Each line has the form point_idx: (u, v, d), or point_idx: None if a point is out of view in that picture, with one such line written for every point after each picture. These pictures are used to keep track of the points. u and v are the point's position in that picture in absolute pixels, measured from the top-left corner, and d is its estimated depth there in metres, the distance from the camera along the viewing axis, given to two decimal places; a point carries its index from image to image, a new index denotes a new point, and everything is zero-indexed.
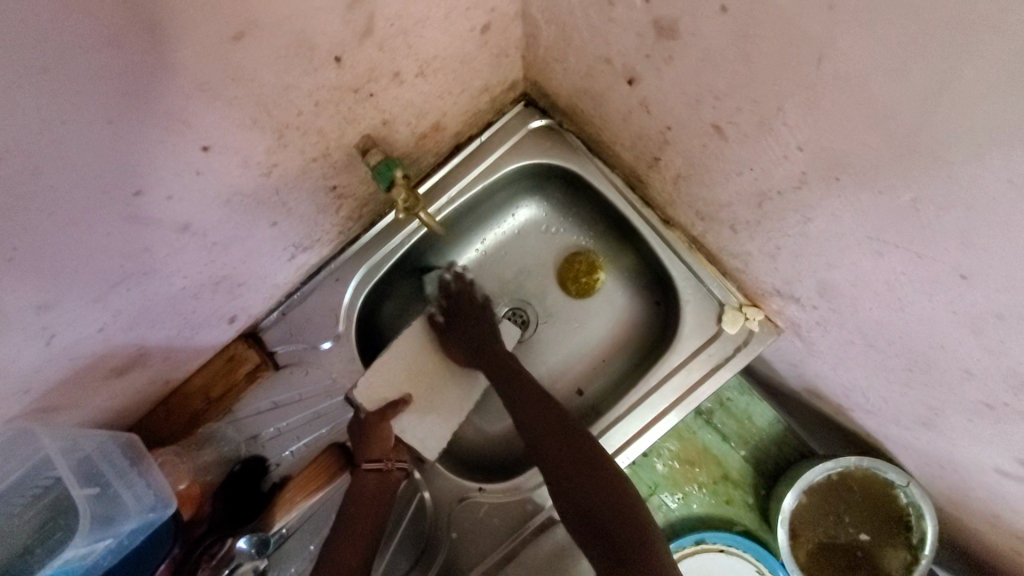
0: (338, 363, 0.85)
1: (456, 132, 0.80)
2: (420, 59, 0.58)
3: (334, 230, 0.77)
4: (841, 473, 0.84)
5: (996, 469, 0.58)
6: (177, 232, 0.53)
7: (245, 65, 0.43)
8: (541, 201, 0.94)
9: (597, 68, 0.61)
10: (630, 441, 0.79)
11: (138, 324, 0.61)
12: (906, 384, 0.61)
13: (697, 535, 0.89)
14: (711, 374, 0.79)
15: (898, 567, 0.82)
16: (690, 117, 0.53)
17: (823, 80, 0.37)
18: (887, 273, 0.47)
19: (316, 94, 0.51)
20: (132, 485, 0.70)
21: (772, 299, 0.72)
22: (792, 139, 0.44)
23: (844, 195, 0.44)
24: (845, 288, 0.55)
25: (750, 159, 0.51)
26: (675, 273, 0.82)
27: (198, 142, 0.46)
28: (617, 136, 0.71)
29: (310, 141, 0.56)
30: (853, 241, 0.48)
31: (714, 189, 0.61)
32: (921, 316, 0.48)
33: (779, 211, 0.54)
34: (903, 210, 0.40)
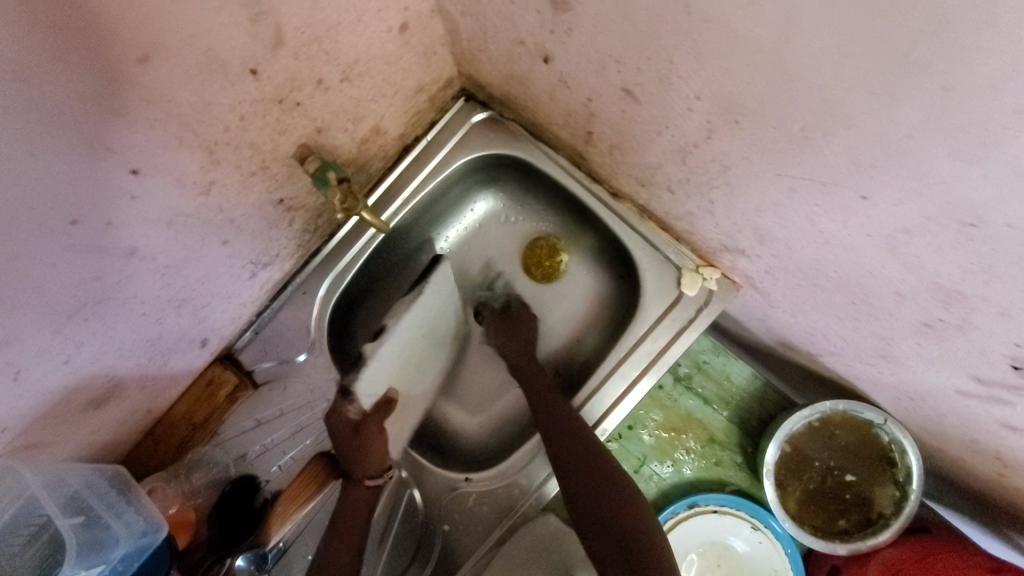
0: (315, 374, 0.87)
1: (399, 133, 0.82)
2: (342, 64, 0.60)
3: (292, 243, 0.79)
4: (820, 419, 0.85)
5: (956, 391, 0.59)
6: (126, 258, 0.54)
7: (158, 86, 0.44)
8: (496, 192, 0.96)
9: (515, 51, 0.63)
10: (607, 413, 0.81)
11: (105, 355, 0.62)
12: (855, 318, 0.62)
13: (689, 499, 0.90)
14: (677, 337, 0.80)
15: (888, 505, 0.83)
16: (603, 83, 0.55)
17: (696, 26, 0.39)
18: (804, 207, 0.49)
19: (240, 108, 0.53)
20: (121, 514, 0.71)
21: (723, 255, 0.74)
22: (689, 90, 0.46)
23: (748, 137, 0.46)
24: (776, 231, 0.57)
25: (662, 117, 0.52)
26: (631, 244, 0.84)
27: (127, 165, 0.47)
28: (552, 117, 0.73)
29: (245, 155, 0.58)
30: (769, 181, 0.49)
31: (643, 153, 0.63)
32: (845, 246, 0.50)
33: (702, 164, 0.55)
34: (798, 141, 0.41)
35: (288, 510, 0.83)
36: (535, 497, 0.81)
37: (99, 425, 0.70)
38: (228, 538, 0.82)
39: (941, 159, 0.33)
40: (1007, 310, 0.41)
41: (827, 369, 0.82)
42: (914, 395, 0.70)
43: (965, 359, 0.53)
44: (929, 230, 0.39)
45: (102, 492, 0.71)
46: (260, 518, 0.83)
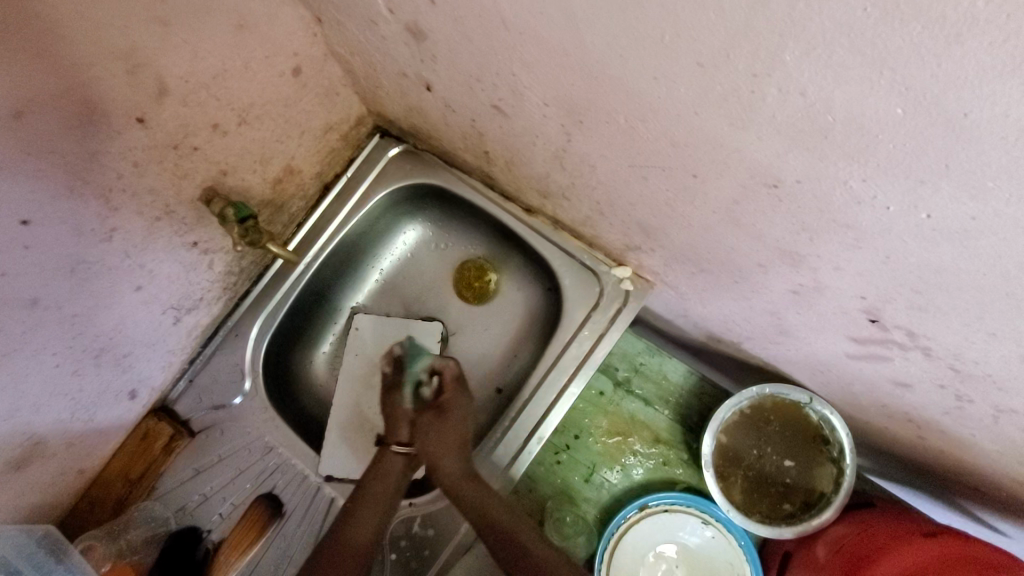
0: (253, 416, 0.87)
1: (317, 173, 0.86)
2: (237, 108, 0.64)
3: (217, 286, 0.81)
4: (751, 405, 0.88)
5: (846, 354, 0.62)
6: (26, 309, 0.55)
7: (38, 139, 0.47)
8: (423, 222, 0.99)
9: (403, 83, 0.68)
10: (540, 421, 0.83)
11: (20, 411, 0.62)
12: (744, 297, 0.66)
13: (640, 501, 0.91)
14: (600, 340, 0.84)
15: (827, 482, 0.85)
16: (475, 102, 0.59)
17: (516, 39, 0.43)
18: (660, 193, 0.53)
19: (131, 155, 0.56)
20: (48, 574, 0.70)
21: (630, 255, 0.78)
22: (537, 98, 0.50)
23: (594, 135, 0.50)
24: (654, 222, 0.61)
25: (529, 127, 0.57)
26: (550, 255, 0.88)
27: (16, 216, 0.49)
28: (454, 142, 0.78)
29: (145, 200, 0.61)
30: (627, 174, 0.53)
31: (531, 164, 0.67)
32: (705, 227, 0.53)
33: (575, 166, 0.59)
34: (626, 130, 0.45)
35: (232, 558, 0.81)
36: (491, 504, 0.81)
37: (25, 487, 0.70)
38: None
39: (726, 127, 0.37)
40: (837, 263, 0.45)
41: (748, 355, 0.85)
42: (820, 367, 0.73)
43: (834, 319, 0.56)
44: (751, 198, 0.43)
45: (31, 554, 0.70)
46: (202, 570, 0.81)
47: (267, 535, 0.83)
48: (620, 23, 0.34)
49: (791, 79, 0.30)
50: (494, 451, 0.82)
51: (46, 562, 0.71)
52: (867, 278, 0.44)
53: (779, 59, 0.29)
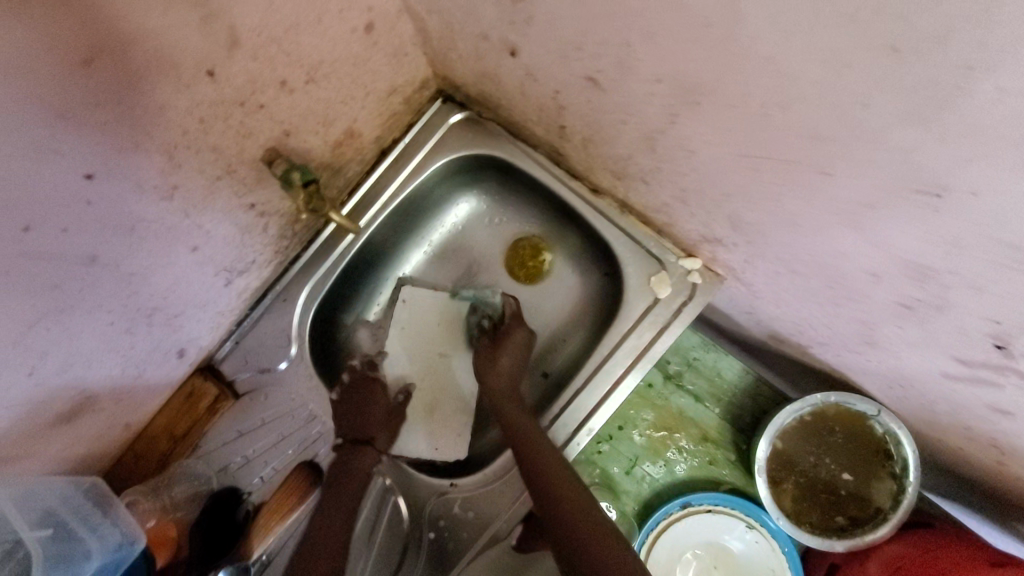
0: (297, 382, 0.85)
1: (376, 138, 0.82)
2: (306, 66, 0.59)
3: (269, 249, 0.78)
4: (813, 412, 0.84)
5: (942, 374, 0.57)
6: (84, 265, 0.53)
7: (106, 88, 0.44)
8: (478, 194, 0.95)
9: (481, 47, 0.62)
10: (591, 413, 0.80)
11: (72, 366, 0.61)
12: (835, 304, 0.61)
13: (682, 499, 0.89)
14: (661, 333, 0.80)
15: (885, 498, 0.81)
16: (567, 73, 0.54)
17: (644, 6, 0.38)
18: (774, 189, 0.47)
19: (198, 109, 0.52)
20: (95, 527, 0.68)
21: (704, 247, 0.73)
22: (648, 73, 0.45)
23: (708, 119, 0.45)
24: (750, 218, 0.55)
25: (626, 105, 0.52)
26: (613, 240, 0.83)
27: (79, 169, 0.46)
28: (525, 114, 0.73)
29: (207, 159, 0.57)
30: (735, 164, 0.48)
31: (614, 145, 0.62)
32: (815, 228, 0.48)
33: (669, 151, 0.54)
34: (756, 116, 0.40)
35: (270, 523, 0.81)
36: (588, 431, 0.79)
37: (74, 439, 0.70)
38: (205, 553, 0.80)
39: (897, 127, 0.32)
40: (978, 285, 0.40)
41: (817, 361, 0.81)
42: (902, 383, 0.68)
43: (950, 339, 0.51)
44: (892, 204, 0.38)
45: (76, 505, 0.69)
46: (240, 532, 0.81)
47: (307, 503, 0.82)
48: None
49: (1017, 76, 0.25)
50: None
51: (93, 514, 0.70)
52: (1014, 304, 0.39)
53: (1010, 52, 0.24)
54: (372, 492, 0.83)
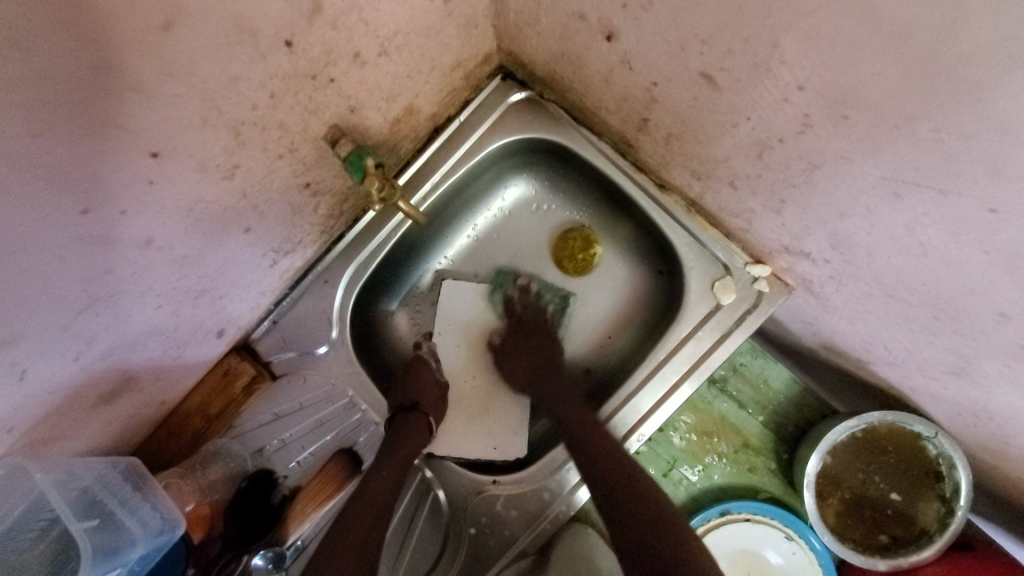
0: (335, 368, 0.82)
1: (432, 115, 0.76)
2: (381, 37, 0.54)
3: (316, 229, 0.74)
4: (866, 430, 0.81)
5: None
6: (139, 249, 0.49)
7: (182, 58, 0.39)
8: (530, 178, 0.90)
9: (571, 26, 0.57)
10: (643, 418, 0.77)
11: (117, 350, 0.58)
12: (931, 333, 0.57)
13: (721, 506, 0.87)
14: (722, 341, 0.76)
15: (933, 521, 0.79)
16: (677, 66, 0.49)
17: (820, 5, 0.33)
18: (906, 216, 0.43)
19: (271, 83, 0.47)
20: (135, 511, 0.66)
21: (780, 257, 0.69)
22: (790, 78, 0.40)
23: (851, 135, 0.40)
24: (859, 238, 0.51)
25: (744, 107, 0.47)
26: (676, 239, 0.79)
27: (145, 147, 0.42)
28: (602, 101, 0.67)
29: (272, 137, 0.52)
30: (867, 184, 0.44)
31: (709, 145, 0.57)
32: (947, 260, 0.44)
33: (782, 160, 0.50)
34: (922, 141, 0.36)
35: (308, 508, 0.79)
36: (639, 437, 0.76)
37: (112, 419, 0.67)
38: (242, 533, 0.79)
39: None
40: None
41: (877, 378, 0.78)
42: (978, 412, 0.65)
43: None
44: None
45: (113, 487, 0.66)
46: (276, 515, 0.80)
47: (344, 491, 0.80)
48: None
49: None
50: None
51: (131, 496, 0.67)
52: None
53: None
54: (410, 486, 0.81)
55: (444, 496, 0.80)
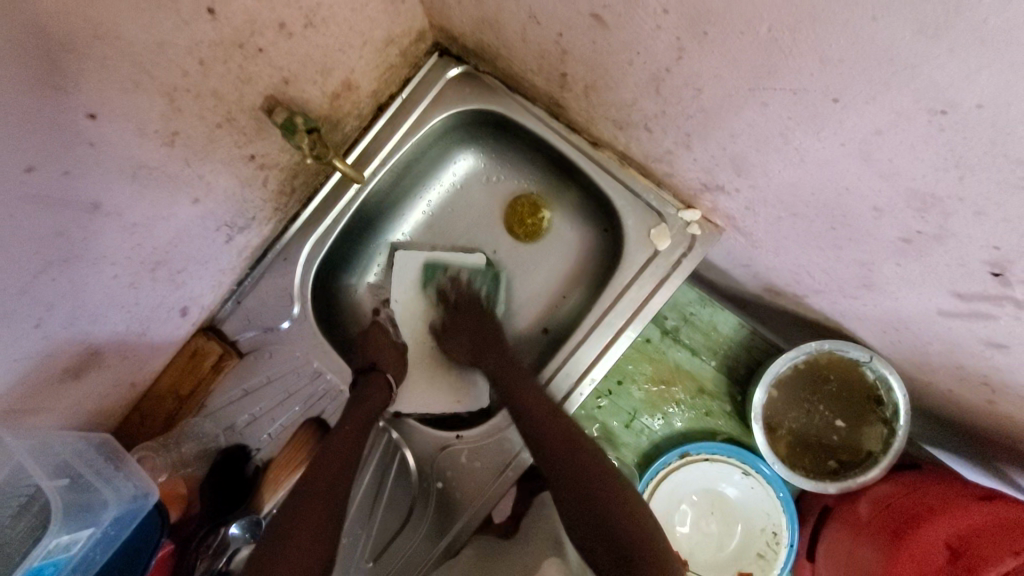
0: (300, 341, 0.86)
1: (372, 92, 0.81)
2: (304, 8, 0.58)
3: (269, 206, 0.78)
4: (808, 362, 0.86)
5: (938, 310, 0.59)
6: (89, 213, 0.53)
7: (107, 21, 0.43)
8: (476, 152, 0.94)
9: None
10: (593, 363, 0.81)
11: (79, 319, 0.61)
12: (836, 246, 0.62)
13: (681, 449, 0.90)
14: (661, 285, 0.81)
15: (877, 442, 0.84)
16: (571, 12, 0.54)
17: None
18: (778, 123, 0.48)
19: (199, 50, 0.51)
20: (110, 480, 0.69)
21: (704, 197, 0.74)
22: (656, 4, 0.45)
23: (714, 51, 0.45)
24: (753, 158, 0.56)
25: (632, 42, 0.52)
26: (612, 193, 0.83)
27: (81, 108, 0.46)
28: (525, 63, 0.72)
29: (208, 105, 0.57)
30: (742, 99, 0.48)
31: (618, 89, 0.62)
32: (820, 161, 0.49)
33: (674, 91, 0.55)
34: (765, 44, 0.41)
35: (280, 477, 0.82)
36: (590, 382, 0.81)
37: (81, 395, 0.70)
38: (218, 505, 0.82)
39: (908, 39, 0.33)
40: (980, 208, 0.41)
41: (811, 309, 0.83)
42: (896, 325, 0.70)
43: (948, 271, 0.52)
44: (899, 127, 0.39)
45: (88, 460, 0.69)
46: (251, 487, 0.83)
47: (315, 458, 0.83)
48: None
49: None
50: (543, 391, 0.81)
51: (105, 468, 0.70)
52: (1013, 225, 0.40)
53: None
54: (378, 448, 0.85)
55: (411, 455, 0.83)
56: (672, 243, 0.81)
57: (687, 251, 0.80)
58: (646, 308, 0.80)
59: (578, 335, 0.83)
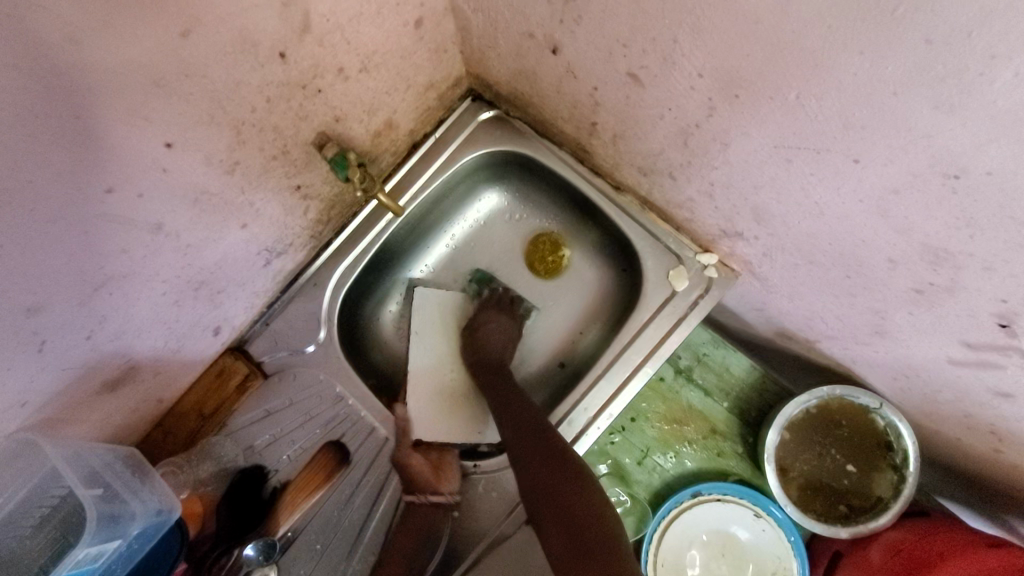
0: (324, 366, 0.88)
1: (410, 130, 0.86)
2: (362, 54, 0.63)
3: (306, 233, 0.82)
4: (820, 406, 0.87)
5: (947, 358, 0.61)
6: (151, 233, 0.56)
7: (194, 62, 0.47)
8: (501, 191, 0.99)
9: (524, 45, 0.67)
10: (611, 399, 0.83)
11: (124, 333, 0.64)
12: (850, 293, 0.65)
13: (693, 488, 0.92)
14: (678, 325, 0.83)
15: (887, 488, 0.85)
16: (608, 70, 0.59)
17: (702, 4, 0.43)
18: (801, 178, 0.52)
19: (267, 90, 0.56)
20: (136, 492, 0.70)
21: (723, 242, 0.77)
22: (692, 68, 0.50)
23: (745, 111, 0.50)
24: (774, 208, 0.60)
25: (665, 99, 0.56)
26: (633, 234, 0.87)
27: (161, 138, 0.50)
28: (557, 111, 0.77)
29: (268, 139, 0.61)
30: (767, 155, 0.53)
31: (646, 139, 0.66)
32: (839, 214, 0.53)
33: (702, 144, 0.59)
34: (793, 109, 0.45)
35: (296, 499, 0.84)
36: (607, 417, 0.82)
37: (114, 408, 0.72)
38: (236, 527, 0.82)
39: (925, 112, 0.37)
40: (989, 263, 0.44)
41: (822, 354, 0.85)
42: (907, 372, 0.73)
43: (959, 321, 0.55)
44: (915, 188, 0.43)
45: (117, 472, 0.71)
46: (267, 509, 0.83)
47: (333, 481, 0.85)
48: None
49: None
50: (561, 424, 0.83)
51: (132, 480, 0.72)
52: (1021, 280, 0.43)
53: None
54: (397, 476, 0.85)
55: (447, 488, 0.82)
56: (690, 285, 0.84)
57: (705, 292, 0.83)
58: (664, 346, 0.83)
59: (595, 370, 0.85)
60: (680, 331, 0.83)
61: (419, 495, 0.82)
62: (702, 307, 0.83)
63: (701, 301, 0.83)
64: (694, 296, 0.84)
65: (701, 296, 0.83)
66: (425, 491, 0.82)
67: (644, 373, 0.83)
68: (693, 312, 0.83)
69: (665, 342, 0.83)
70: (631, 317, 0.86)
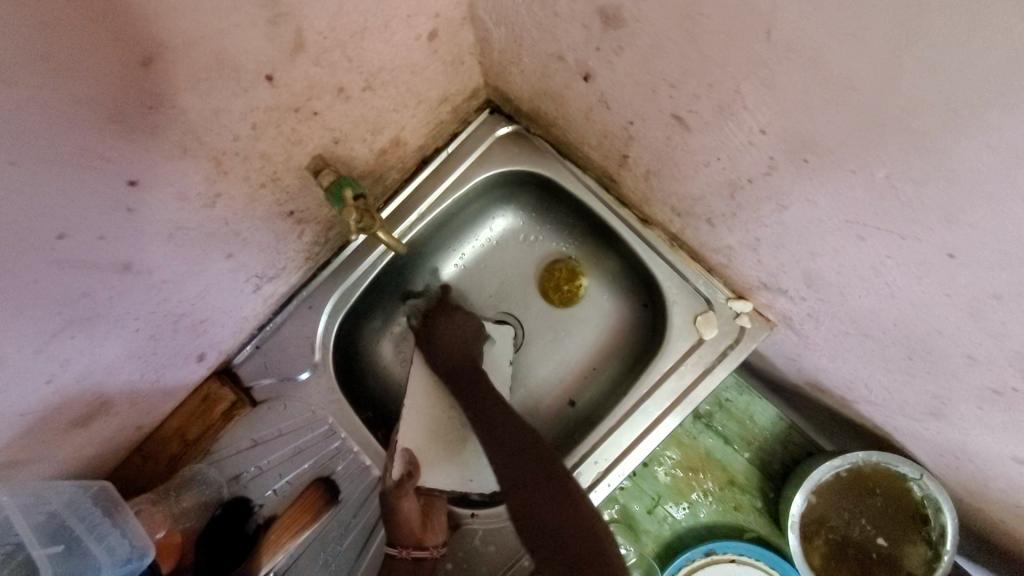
0: (317, 395, 0.82)
1: (419, 146, 0.78)
2: (365, 72, 0.55)
3: (301, 256, 0.75)
4: (852, 470, 0.80)
5: (1014, 458, 0.53)
6: (118, 273, 0.50)
7: (161, 90, 0.40)
8: (516, 210, 0.91)
9: (551, 66, 0.58)
10: (625, 453, 0.76)
11: (92, 372, 0.57)
12: (908, 373, 0.56)
13: (705, 546, 0.85)
14: (703, 377, 0.76)
15: (919, 564, 0.78)
16: (649, 108, 0.51)
17: (777, 55, 0.35)
18: (872, 257, 0.44)
19: (252, 116, 0.49)
20: (104, 538, 0.66)
21: (760, 293, 0.69)
22: (754, 122, 0.42)
23: (813, 177, 0.41)
24: (831, 277, 0.52)
25: (714, 148, 0.48)
26: (658, 272, 0.79)
27: (124, 176, 0.43)
28: (583, 137, 0.69)
29: (254, 167, 0.54)
30: (834, 227, 0.44)
31: (686, 182, 0.58)
32: (914, 301, 0.44)
33: (752, 201, 0.51)
34: (878, 187, 0.37)
35: (281, 538, 0.78)
36: (619, 474, 0.75)
37: (87, 442, 0.66)
38: (214, 567, 0.76)
39: None
40: None
41: (858, 416, 0.78)
42: (958, 453, 0.65)
43: None
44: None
45: (84, 512, 0.66)
46: (249, 547, 0.78)
47: (322, 520, 0.79)
48: (995, 57, 0.25)
49: None
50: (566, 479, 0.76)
51: (100, 521, 0.67)
52: None
53: None
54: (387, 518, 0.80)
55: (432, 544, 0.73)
56: (718, 334, 0.76)
57: (734, 344, 0.76)
58: (688, 399, 0.76)
59: (607, 419, 0.78)
60: (704, 383, 0.76)
61: (403, 549, 0.71)
62: (730, 359, 0.76)
63: (730, 352, 0.76)
64: (721, 346, 0.76)
65: (730, 347, 0.76)
66: (409, 545, 0.72)
67: (661, 427, 0.76)
68: (720, 364, 0.76)
69: (689, 393, 0.76)
70: (651, 362, 0.79)
